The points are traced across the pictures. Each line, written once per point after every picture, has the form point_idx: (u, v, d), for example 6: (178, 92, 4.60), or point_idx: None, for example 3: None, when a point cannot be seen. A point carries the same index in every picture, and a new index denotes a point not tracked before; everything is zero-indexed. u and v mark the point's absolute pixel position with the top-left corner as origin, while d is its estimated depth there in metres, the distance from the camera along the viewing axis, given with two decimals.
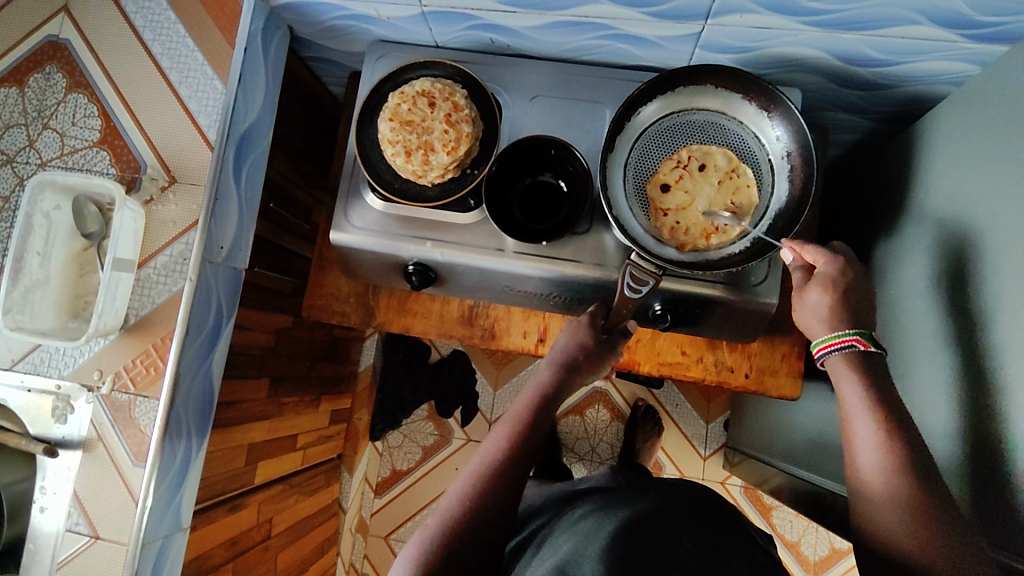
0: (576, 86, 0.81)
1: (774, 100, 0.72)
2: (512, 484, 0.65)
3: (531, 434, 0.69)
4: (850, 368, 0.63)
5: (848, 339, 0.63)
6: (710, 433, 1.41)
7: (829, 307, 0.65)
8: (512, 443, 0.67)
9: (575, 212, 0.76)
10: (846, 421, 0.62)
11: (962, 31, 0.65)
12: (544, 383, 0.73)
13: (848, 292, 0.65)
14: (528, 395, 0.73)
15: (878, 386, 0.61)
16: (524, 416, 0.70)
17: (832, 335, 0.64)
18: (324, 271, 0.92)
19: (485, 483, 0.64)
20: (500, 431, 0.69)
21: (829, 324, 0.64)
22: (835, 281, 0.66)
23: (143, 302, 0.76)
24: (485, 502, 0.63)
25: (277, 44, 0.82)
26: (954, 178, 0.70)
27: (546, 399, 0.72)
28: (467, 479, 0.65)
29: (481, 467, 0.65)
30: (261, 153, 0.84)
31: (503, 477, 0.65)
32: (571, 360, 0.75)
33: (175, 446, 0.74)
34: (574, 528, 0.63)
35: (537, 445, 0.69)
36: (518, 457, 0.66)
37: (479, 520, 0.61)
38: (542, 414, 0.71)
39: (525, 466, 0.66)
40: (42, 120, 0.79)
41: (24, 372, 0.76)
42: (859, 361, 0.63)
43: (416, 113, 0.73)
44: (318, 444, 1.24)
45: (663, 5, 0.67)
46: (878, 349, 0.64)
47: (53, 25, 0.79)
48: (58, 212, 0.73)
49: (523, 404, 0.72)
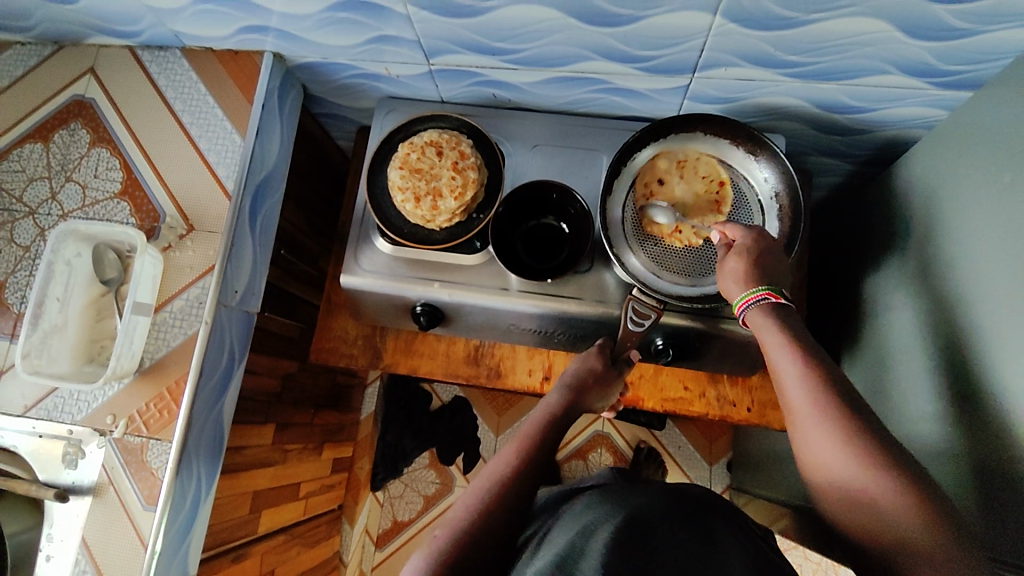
0: (574, 135, 0.86)
1: (761, 145, 0.77)
2: (522, 494, 0.63)
3: (541, 452, 0.67)
4: (768, 318, 0.63)
5: (761, 295, 0.64)
6: (714, 475, 1.41)
7: (744, 272, 0.66)
8: (522, 456, 0.66)
9: (578, 251, 0.80)
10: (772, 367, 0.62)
11: (928, 79, 0.71)
12: (554, 405, 0.73)
13: (763, 255, 0.66)
14: (535, 416, 0.72)
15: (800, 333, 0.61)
16: (535, 434, 0.69)
17: (749, 291, 0.65)
18: (332, 315, 0.95)
19: (496, 491, 0.63)
20: (511, 447, 0.68)
21: (746, 282, 0.65)
22: (751, 247, 0.67)
23: (158, 345, 0.77)
24: (497, 515, 0.61)
25: (291, 101, 0.89)
26: (930, 213, 0.74)
27: (552, 421, 0.71)
28: (475, 491, 0.63)
29: (489, 482, 0.64)
30: (275, 201, 0.88)
31: (515, 488, 0.63)
32: (580, 382, 0.74)
33: (186, 486, 0.75)
34: (572, 523, 0.60)
35: (547, 465, 0.68)
36: (530, 475, 0.65)
37: (490, 527, 0.60)
38: (553, 433, 0.70)
39: (536, 482, 0.65)
40: (65, 174, 0.83)
41: (36, 418, 0.76)
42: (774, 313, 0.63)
43: (425, 161, 0.78)
44: (320, 494, 1.23)
45: (653, 61, 0.74)
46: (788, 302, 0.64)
47: (79, 85, 0.85)
48: (79, 259, 0.76)
49: (535, 422, 0.71)
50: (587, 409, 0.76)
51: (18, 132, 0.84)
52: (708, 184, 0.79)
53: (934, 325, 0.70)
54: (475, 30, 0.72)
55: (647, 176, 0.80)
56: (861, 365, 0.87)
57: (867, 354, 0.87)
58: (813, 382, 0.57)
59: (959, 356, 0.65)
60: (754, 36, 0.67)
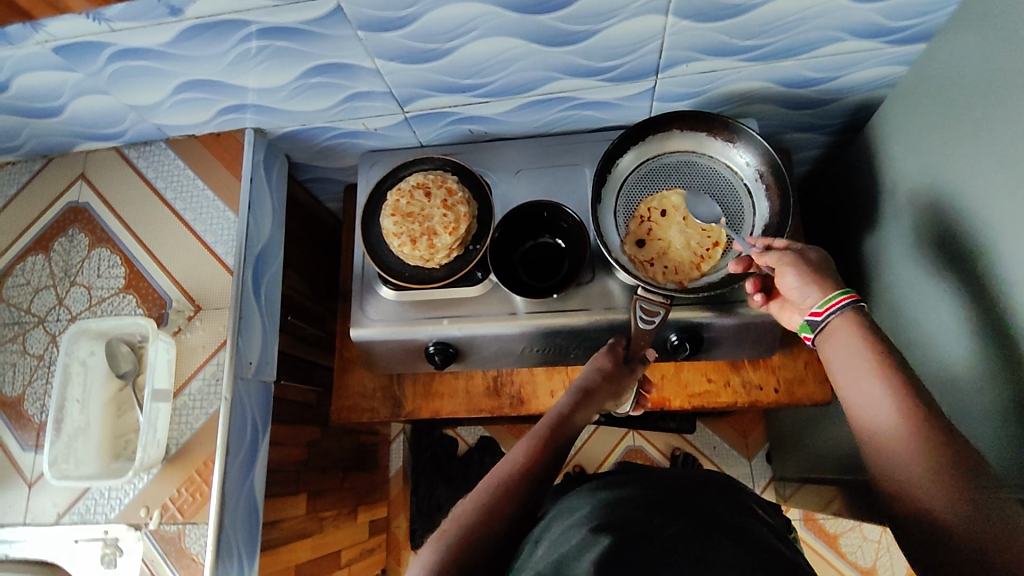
0: (554, 155, 0.89)
1: (736, 131, 0.79)
2: (532, 495, 0.57)
3: (554, 451, 0.63)
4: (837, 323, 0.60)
5: (842, 300, 0.60)
6: (755, 470, 1.38)
7: (818, 276, 0.63)
8: (533, 455, 0.61)
9: (578, 263, 0.81)
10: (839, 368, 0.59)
11: (883, 39, 0.73)
12: (564, 406, 0.68)
13: (821, 263, 0.64)
14: (546, 417, 0.68)
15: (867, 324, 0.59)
16: (547, 433, 0.64)
17: (828, 296, 0.61)
18: (347, 372, 0.95)
19: (506, 491, 0.56)
20: (520, 446, 0.62)
21: (822, 288, 0.62)
22: (806, 257, 0.64)
23: (182, 430, 0.77)
24: (504, 510, 0.55)
25: (277, 171, 0.92)
26: (911, 166, 0.75)
27: (564, 420, 0.67)
28: (481, 489, 0.57)
29: (500, 477, 0.58)
30: (275, 269, 0.90)
31: (526, 489, 0.57)
32: (590, 384, 0.72)
33: (227, 567, 0.74)
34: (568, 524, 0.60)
35: (561, 464, 0.63)
36: (544, 471, 0.60)
37: (497, 530, 0.54)
38: (565, 434, 0.65)
39: (548, 484, 0.60)
40: (69, 279, 0.84)
41: (70, 524, 0.75)
42: (861, 316, 0.59)
43: (415, 205, 0.80)
44: (360, 559, 1.20)
45: (617, 69, 0.76)
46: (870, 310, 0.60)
47: (73, 192, 0.88)
48: (93, 357, 0.76)
49: (546, 422, 0.66)
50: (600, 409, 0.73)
51: (20, 246, 0.86)
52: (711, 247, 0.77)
53: (939, 271, 0.71)
54: (442, 71, 0.74)
55: (651, 202, 0.80)
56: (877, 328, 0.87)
57: (881, 315, 0.86)
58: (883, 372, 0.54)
59: (971, 296, 0.65)
60: (707, 28, 0.70)
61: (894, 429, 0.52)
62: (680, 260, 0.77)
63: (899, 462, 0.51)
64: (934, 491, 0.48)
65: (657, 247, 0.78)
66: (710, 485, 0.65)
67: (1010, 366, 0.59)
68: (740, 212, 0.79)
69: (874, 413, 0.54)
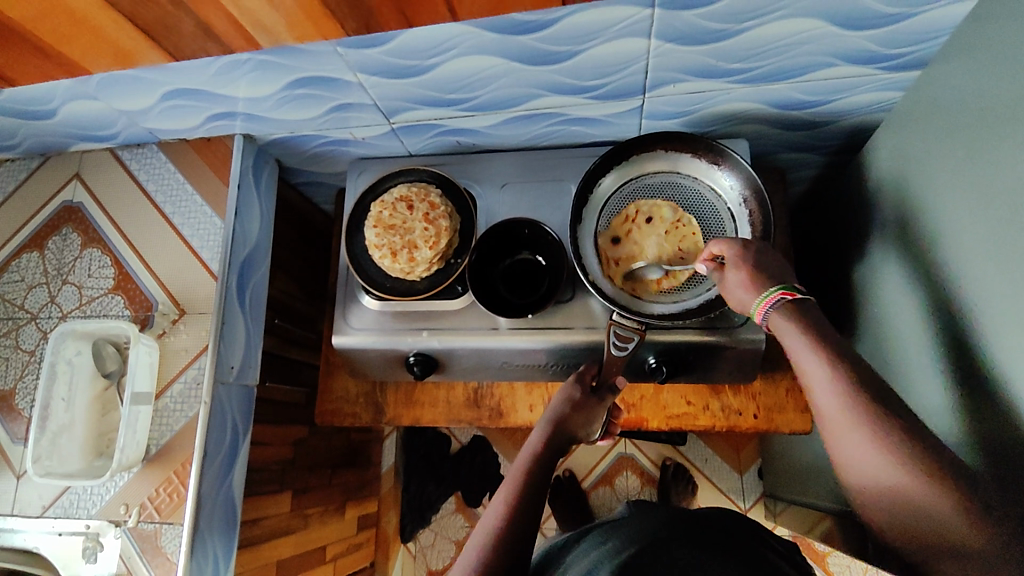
0: (541, 169, 0.88)
1: (721, 154, 0.78)
2: (517, 547, 0.62)
3: (529, 496, 0.66)
4: (787, 319, 0.61)
5: (776, 296, 0.62)
6: (746, 484, 1.38)
7: (749, 280, 0.64)
8: (512, 503, 0.65)
9: (557, 282, 0.80)
10: (800, 371, 0.60)
11: (876, 65, 0.71)
12: (536, 445, 0.72)
13: (761, 260, 0.65)
14: (521, 459, 0.71)
15: (818, 326, 0.59)
16: (522, 477, 0.68)
17: (762, 295, 0.63)
18: (332, 376, 0.96)
19: (492, 549, 0.61)
20: (500, 494, 0.67)
21: (756, 289, 0.64)
22: (745, 256, 0.66)
23: (162, 431, 0.79)
24: (494, 569, 0.60)
25: (267, 176, 0.93)
26: (902, 196, 0.74)
27: (539, 460, 0.71)
28: (472, 549, 0.62)
29: (486, 533, 0.63)
30: (261, 274, 0.91)
31: (510, 541, 0.62)
32: (560, 416, 0.74)
33: (201, 566, 0.76)
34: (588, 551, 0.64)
35: (540, 504, 0.67)
36: (523, 521, 0.64)
37: None
38: (542, 474, 0.69)
39: (532, 530, 0.64)
40: (61, 277, 0.86)
41: (54, 517, 0.78)
42: (794, 312, 0.61)
43: (397, 217, 0.81)
44: (347, 554, 1.23)
45: (603, 88, 0.75)
46: (806, 296, 0.62)
47: (67, 191, 0.89)
48: (80, 357, 0.78)
49: (520, 464, 0.71)
50: (572, 439, 0.76)
51: (16, 243, 0.89)
52: (681, 246, 0.77)
53: (922, 308, 0.69)
54: (425, 85, 0.74)
55: (635, 200, 0.81)
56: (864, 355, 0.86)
57: (866, 343, 0.85)
58: (845, 385, 0.55)
59: (949, 334, 0.64)
60: (693, 51, 0.68)
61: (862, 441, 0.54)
62: (651, 257, 0.78)
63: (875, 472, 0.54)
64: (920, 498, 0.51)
65: (630, 244, 0.79)
66: (729, 519, 0.66)
67: (981, 413, 0.58)
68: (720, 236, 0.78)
69: (837, 420, 0.56)
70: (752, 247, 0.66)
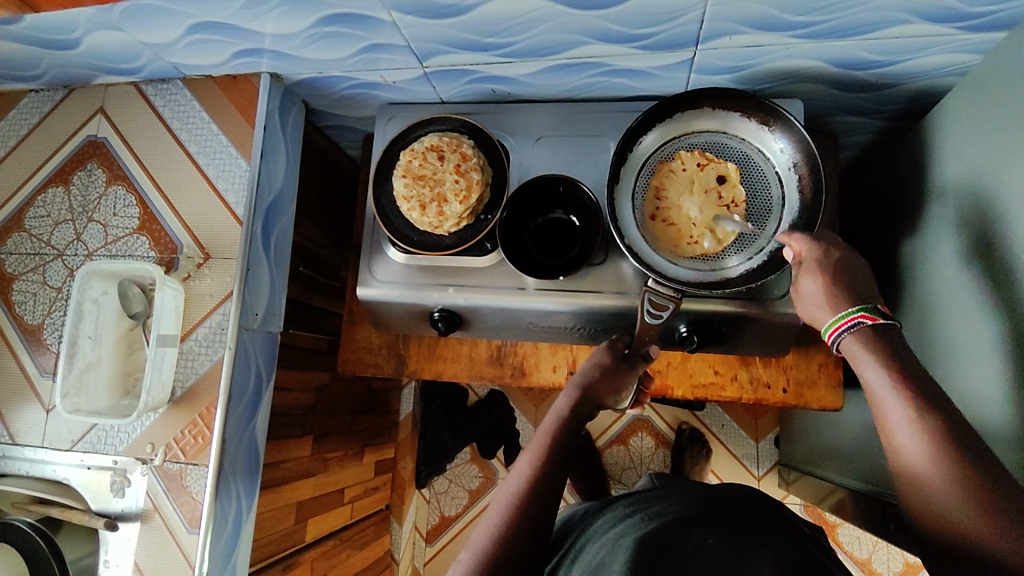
0: (578, 124, 0.84)
1: (774, 114, 0.73)
2: (541, 512, 0.62)
3: (555, 462, 0.66)
4: (864, 346, 0.57)
5: (854, 318, 0.58)
6: (761, 452, 1.37)
7: (826, 294, 0.60)
8: (539, 468, 0.65)
9: (590, 245, 0.78)
10: (875, 404, 0.55)
11: (956, 24, 0.64)
12: (564, 409, 0.72)
13: (845, 274, 0.61)
14: (548, 423, 0.71)
15: (898, 356, 0.55)
16: (549, 443, 0.68)
17: (838, 315, 0.59)
18: (355, 326, 0.96)
19: (516, 512, 0.61)
20: (525, 459, 0.67)
21: (832, 307, 0.60)
22: (823, 263, 0.62)
23: (187, 373, 0.79)
24: (519, 534, 0.60)
25: (293, 118, 0.89)
26: (968, 171, 0.68)
27: (566, 425, 0.70)
28: (496, 513, 0.62)
29: (511, 498, 0.62)
30: (287, 220, 0.89)
31: (534, 506, 0.62)
32: (589, 381, 0.74)
33: (226, 506, 0.78)
34: (610, 528, 0.64)
35: (564, 473, 0.66)
36: (548, 487, 0.63)
37: (512, 555, 0.58)
38: (568, 440, 0.69)
39: (556, 495, 0.64)
40: (87, 214, 0.85)
41: (83, 451, 0.80)
42: (869, 336, 0.57)
43: (427, 167, 0.77)
44: (365, 497, 1.26)
45: (652, 38, 0.70)
46: (889, 320, 0.58)
47: (91, 126, 0.87)
48: (106, 297, 0.78)
49: (548, 429, 0.70)
50: (599, 405, 0.75)
51: (40, 178, 0.87)
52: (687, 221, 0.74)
53: (978, 293, 0.65)
54: (462, 28, 0.69)
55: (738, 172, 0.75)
56: (904, 334, 0.82)
57: (909, 322, 0.81)
58: (930, 423, 0.51)
59: (1006, 320, 0.60)
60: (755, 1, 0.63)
61: (941, 482, 0.49)
62: (667, 190, 0.76)
63: (947, 512, 0.49)
64: (997, 549, 0.46)
65: (669, 173, 0.76)
66: (758, 500, 0.65)
67: None
68: (746, 246, 0.73)
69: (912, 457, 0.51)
70: (831, 255, 0.62)
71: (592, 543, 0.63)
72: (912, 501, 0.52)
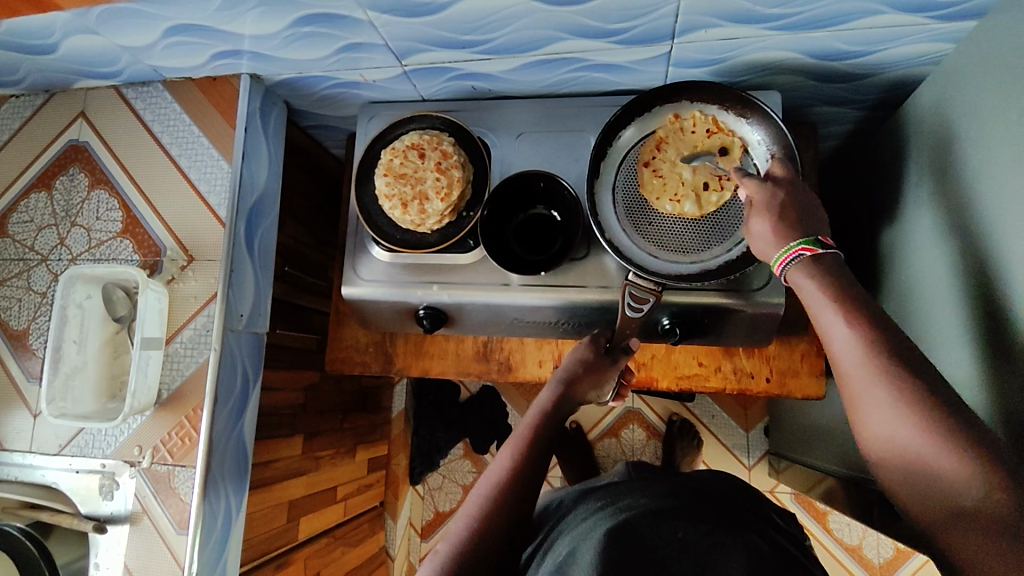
0: (559, 119, 0.84)
1: (751, 106, 0.73)
2: (520, 503, 0.63)
3: (536, 456, 0.66)
4: (808, 275, 0.58)
5: (797, 250, 0.59)
6: (752, 441, 1.38)
7: (773, 230, 0.61)
8: (519, 461, 0.65)
9: (571, 240, 0.78)
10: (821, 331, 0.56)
11: (928, 14, 0.65)
12: (546, 403, 0.73)
13: (791, 210, 0.62)
14: (529, 418, 0.72)
15: (841, 282, 0.56)
16: (530, 437, 0.68)
17: (785, 248, 0.60)
18: (343, 325, 0.96)
19: (496, 504, 0.61)
20: (507, 452, 0.67)
21: (779, 242, 0.61)
22: (772, 203, 0.62)
23: (173, 375, 0.79)
24: (499, 525, 0.60)
25: (275, 119, 0.89)
26: (942, 160, 0.69)
27: (548, 419, 0.71)
28: (474, 505, 0.62)
29: (489, 491, 0.63)
30: (270, 220, 0.90)
31: (514, 497, 0.62)
32: (571, 375, 0.74)
33: (215, 507, 0.78)
34: (587, 516, 0.64)
35: (545, 465, 0.67)
36: (528, 480, 0.64)
37: (490, 546, 0.59)
38: (549, 433, 0.70)
39: (536, 487, 0.64)
40: (70, 219, 0.85)
41: (72, 455, 0.80)
42: (815, 267, 0.58)
43: (408, 165, 0.78)
44: (358, 495, 1.27)
45: (628, 32, 0.70)
46: (832, 251, 0.59)
47: (73, 130, 0.87)
48: (90, 301, 0.78)
49: (529, 423, 0.71)
50: (582, 399, 0.76)
51: (23, 183, 0.87)
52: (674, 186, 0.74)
53: (954, 279, 0.66)
54: (439, 26, 0.70)
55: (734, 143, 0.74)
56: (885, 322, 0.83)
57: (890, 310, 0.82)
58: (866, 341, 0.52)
59: (981, 306, 0.61)
60: None
61: (877, 401, 0.50)
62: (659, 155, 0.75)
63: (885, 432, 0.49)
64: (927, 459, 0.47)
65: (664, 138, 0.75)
66: (737, 493, 0.66)
67: (1010, 392, 0.56)
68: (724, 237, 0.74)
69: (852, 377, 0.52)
70: (777, 195, 0.63)
71: (568, 531, 0.64)
72: (859, 426, 0.53)
